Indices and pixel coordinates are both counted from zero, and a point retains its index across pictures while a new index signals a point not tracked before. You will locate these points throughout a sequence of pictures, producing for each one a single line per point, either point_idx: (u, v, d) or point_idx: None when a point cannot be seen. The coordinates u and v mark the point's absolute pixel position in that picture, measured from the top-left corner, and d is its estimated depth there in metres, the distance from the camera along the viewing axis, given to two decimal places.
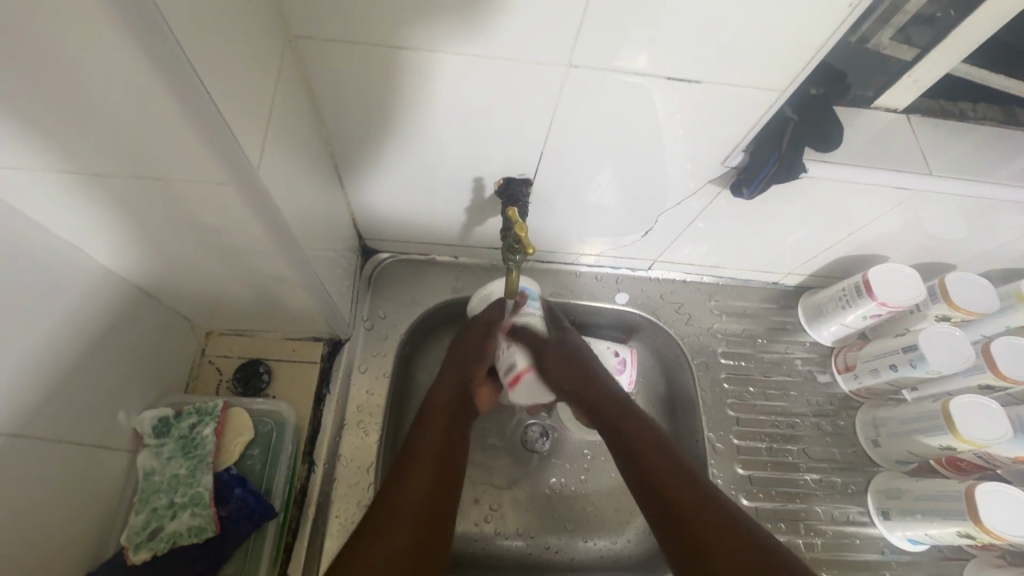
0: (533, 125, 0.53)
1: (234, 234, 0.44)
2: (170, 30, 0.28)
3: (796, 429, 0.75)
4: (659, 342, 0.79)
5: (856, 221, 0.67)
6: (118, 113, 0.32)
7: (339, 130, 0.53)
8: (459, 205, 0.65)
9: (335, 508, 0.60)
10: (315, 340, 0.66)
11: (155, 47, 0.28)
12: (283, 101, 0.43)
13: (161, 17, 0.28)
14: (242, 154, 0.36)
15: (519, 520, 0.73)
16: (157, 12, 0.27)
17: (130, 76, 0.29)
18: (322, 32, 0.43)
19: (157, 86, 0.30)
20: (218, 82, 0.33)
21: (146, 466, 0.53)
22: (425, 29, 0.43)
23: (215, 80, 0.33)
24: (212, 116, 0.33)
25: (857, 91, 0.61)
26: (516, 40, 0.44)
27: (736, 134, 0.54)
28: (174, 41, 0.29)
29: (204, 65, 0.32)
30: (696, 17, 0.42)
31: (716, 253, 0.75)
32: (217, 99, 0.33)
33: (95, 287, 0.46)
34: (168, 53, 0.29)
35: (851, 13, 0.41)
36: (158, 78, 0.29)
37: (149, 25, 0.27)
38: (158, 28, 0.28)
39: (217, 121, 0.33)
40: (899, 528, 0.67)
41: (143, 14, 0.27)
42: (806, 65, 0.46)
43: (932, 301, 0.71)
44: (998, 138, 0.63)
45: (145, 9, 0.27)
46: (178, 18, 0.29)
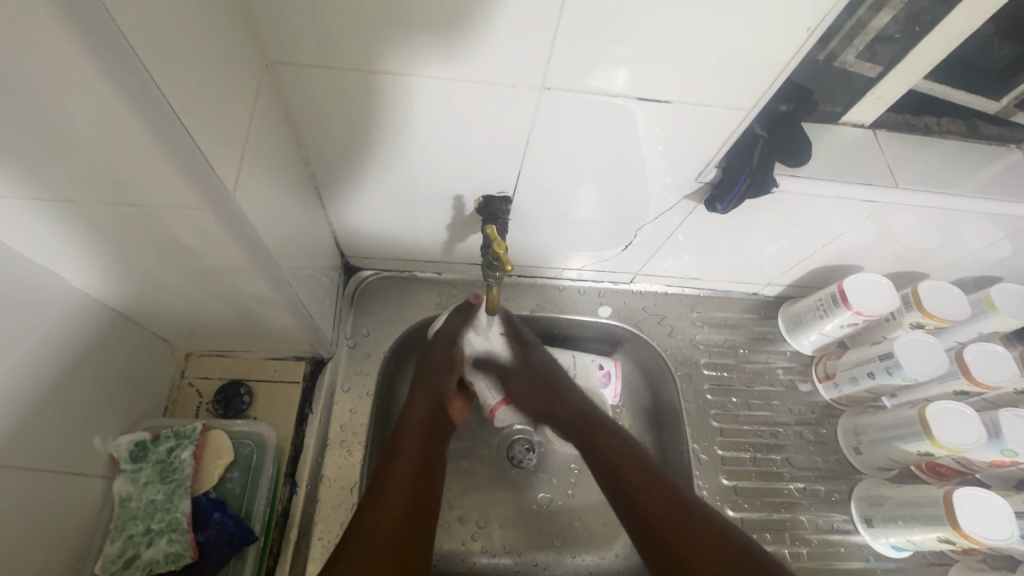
0: (511, 143, 0.54)
1: (211, 256, 0.44)
2: (139, 59, 0.29)
3: (779, 438, 0.75)
4: (643, 354, 0.80)
5: (830, 233, 0.68)
6: (89, 140, 0.32)
7: (320, 150, 0.54)
8: (440, 222, 0.65)
9: (318, 530, 0.59)
10: (298, 359, 0.65)
11: (125, 75, 0.29)
12: (260, 124, 0.44)
13: (133, 54, 0.28)
14: (215, 177, 0.37)
15: (506, 537, 0.73)
16: (126, 42, 0.28)
17: (100, 104, 0.29)
18: (297, 57, 0.44)
19: (127, 112, 0.30)
20: (191, 106, 0.33)
21: (122, 492, 0.52)
22: (400, 53, 0.44)
23: (187, 105, 0.33)
24: (185, 141, 0.33)
25: (825, 107, 0.63)
26: (491, 63, 0.45)
27: (709, 150, 0.55)
28: (143, 69, 0.29)
29: (176, 91, 0.32)
30: (664, 40, 0.43)
31: (696, 266, 0.77)
32: (188, 124, 0.33)
33: (70, 311, 0.46)
34: (138, 80, 0.29)
35: (809, 36, 0.43)
36: (127, 105, 0.30)
37: (123, 62, 0.28)
38: (127, 57, 0.28)
39: (189, 145, 0.34)
40: (883, 535, 0.68)
41: (111, 45, 0.27)
42: (771, 85, 0.47)
43: (906, 309, 0.72)
44: (962, 151, 0.66)
45: (114, 39, 0.27)
46: (148, 46, 0.30)
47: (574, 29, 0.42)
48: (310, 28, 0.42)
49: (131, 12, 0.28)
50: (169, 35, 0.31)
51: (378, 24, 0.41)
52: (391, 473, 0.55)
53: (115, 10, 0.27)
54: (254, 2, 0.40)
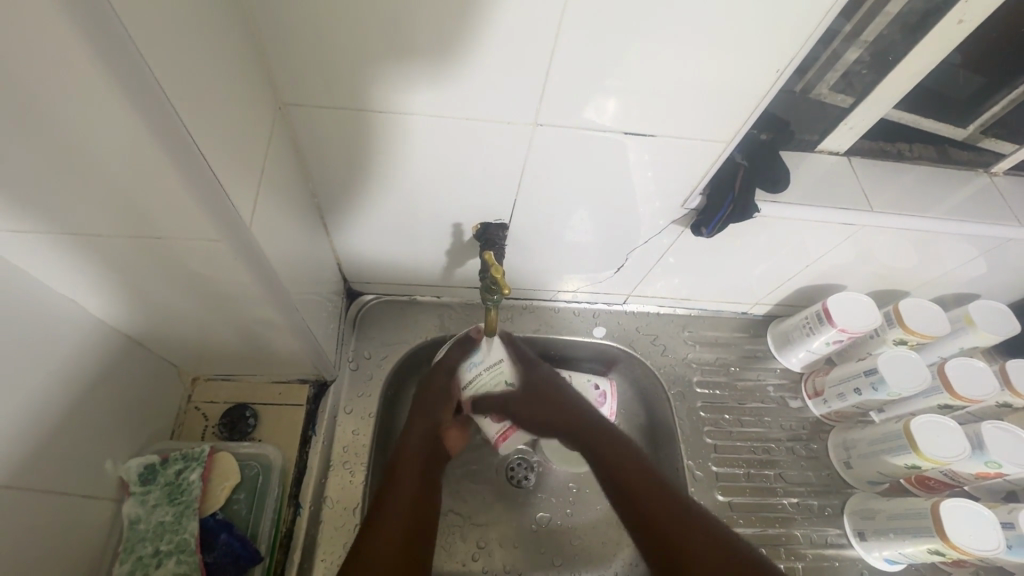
0: (507, 174, 0.57)
1: (223, 283, 0.46)
2: (170, 104, 0.32)
3: (772, 454, 0.77)
4: (638, 373, 0.82)
5: (813, 253, 0.71)
6: (118, 174, 0.34)
7: (325, 183, 0.57)
8: (440, 247, 0.68)
9: (321, 551, 0.60)
10: (301, 382, 0.67)
11: (154, 116, 0.31)
12: (273, 159, 0.47)
13: (170, 107, 0.32)
14: (233, 210, 0.39)
15: (506, 557, 0.73)
16: (159, 89, 0.31)
17: (132, 141, 0.32)
18: (309, 100, 0.48)
19: (154, 148, 0.33)
20: (213, 144, 0.36)
21: (131, 514, 0.53)
22: (403, 93, 0.47)
23: (210, 144, 0.36)
24: (206, 176, 0.36)
25: (802, 136, 0.66)
26: (487, 100, 0.48)
27: (693, 178, 0.58)
28: (173, 113, 0.32)
29: (200, 131, 0.35)
30: (649, 76, 0.46)
31: (686, 287, 0.79)
32: (210, 160, 0.36)
33: (86, 337, 0.48)
34: (167, 122, 0.32)
35: (779, 76, 0.47)
36: (155, 141, 0.33)
37: (161, 113, 0.32)
38: (159, 103, 0.31)
39: (211, 180, 0.36)
40: (876, 548, 0.69)
41: (145, 91, 0.30)
42: (746, 119, 0.51)
43: (889, 326, 0.75)
44: (932, 175, 0.69)
45: (149, 87, 0.30)
46: (177, 91, 0.33)
47: (565, 66, 0.45)
48: (321, 73, 0.45)
49: (166, 67, 0.31)
50: (195, 82, 0.34)
51: (383, 65, 0.45)
52: (389, 506, 0.56)
53: (150, 61, 0.30)
54: (270, 49, 0.43)
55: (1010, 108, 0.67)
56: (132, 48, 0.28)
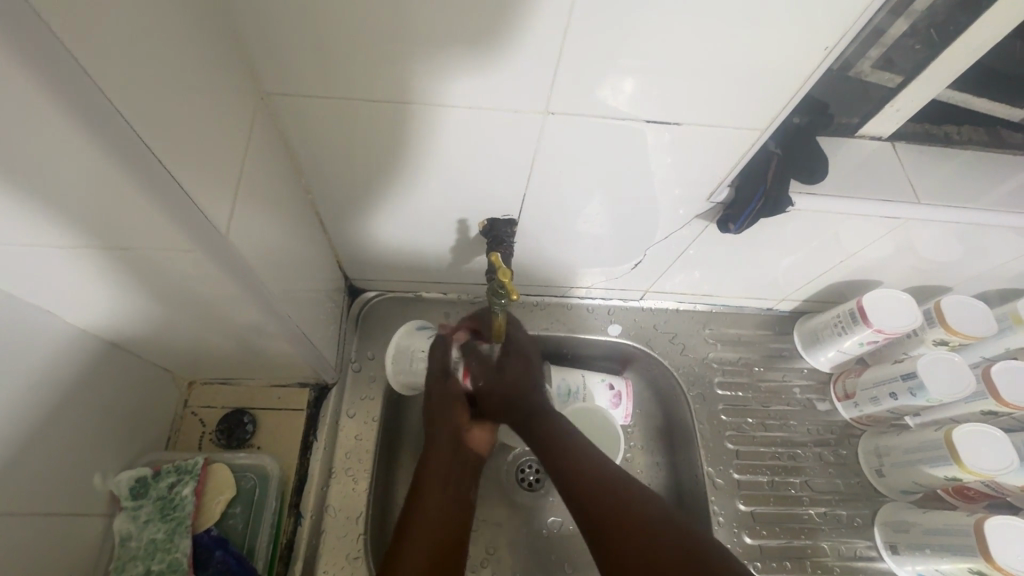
0: (514, 165, 0.52)
1: (207, 292, 0.43)
2: (113, 107, 0.27)
3: (798, 460, 0.73)
4: (654, 373, 0.78)
5: (848, 247, 0.66)
6: (67, 190, 0.30)
7: (318, 177, 0.53)
8: (444, 243, 0.64)
9: (322, 563, 0.58)
10: (301, 386, 0.64)
11: (98, 121, 0.27)
12: (256, 156, 0.42)
13: (116, 113, 0.27)
14: (202, 216, 0.35)
15: (516, 564, 0.71)
16: (99, 92, 0.26)
17: (75, 151, 0.28)
18: (292, 88, 0.43)
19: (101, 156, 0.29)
20: (174, 146, 0.32)
21: (122, 531, 0.50)
22: (396, 79, 0.42)
23: (169, 145, 0.31)
24: (167, 182, 0.31)
25: (841, 119, 0.60)
26: (494, 88, 0.43)
27: (719, 170, 0.53)
28: (118, 114, 0.27)
29: (156, 133, 0.30)
30: (676, 58, 0.41)
31: (708, 282, 0.74)
32: (170, 165, 0.31)
33: (67, 352, 0.45)
34: (113, 128, 0.28)
35: (827, 54, 0.41)
36: (100, 150, 0.28)
37: (107, 122, 0.27)
38: (99, 108, 0.27)
39: (173, 186, 0.32)
40: (909, 562, 0.65)
41: (82, 91, 0.25)
42: (782, 105, 0.46)
43: (928, 325, 0.70)
44: (983, 162, 0.63)
45: (88, 91, 0.26)
46: (124, 89, 0.28)
47: (579, 44, 0.40)
48: (303, 59, 0.41)
49: (111, 65, 0.27)
50: (150, 76, 0.30)
51: (373, 49, 0.40)
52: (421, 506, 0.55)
53: (89, 62, 0.25)
54: (245, 33, 0.39)
55: None
56: (64, 51, 0.24)
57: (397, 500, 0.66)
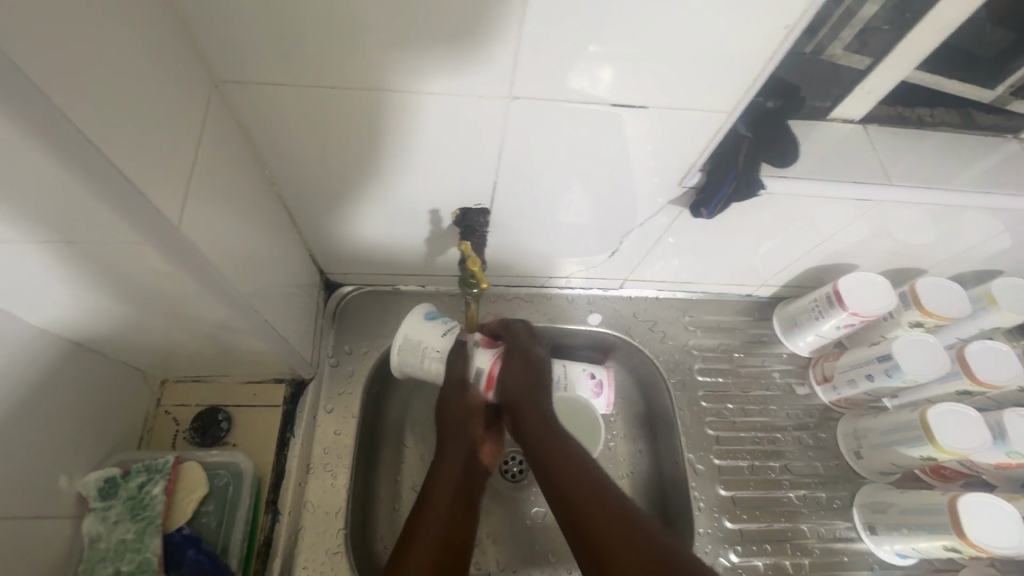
0: (485, 153, 0.51)
1: (169, 288, 0.42)
2: (39, 88, 0.26)
3: (778, 444, 0.73)
4: (635, 361, 0.78)
5: (823, 231, 0.66)
6: None
7: (282, 167, 0.52)
8: (419, 235, 0.63)
9: (302, 560, 0.57)
10: (277, 382, 0.64)
11: (21, 101, 0.25)
12: (210, 145, 0.41)
13: (44, 96, 0.26)
14: (147, 203, 0.33)
15: (501, 555, 0.71)
16: (22, 72, 0.25)
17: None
18: (247, 76, 0.42)
19: (28, 141, 0.27)
20: (111, 130, 0.30)
21: (91, 532, 0.49)
22: (351, 64, 0.41)
23: (106, 129, 0.30)
24: (104, 168, 0.30)
25: (812, 103, 0.60)
26: (457, 73, 0.42)
27: (689, 155, 0.53)
28: (46, 97, 0.26)
29: (91, 116, 0.29)
30: (643, 41, 0.41)
31: (687, 269, 0.74)
32: (106, 148, 0.30)
33: (29, 352, 0.44)
34: (42, 111, 0.26)
35: (788, 34, 0.41)
36: (29, 135, 0.27)
37: (33, 104, 0.26)
38: (25, 90, 0.25)
39: (112, 172, 0.30)
40: (887, 542, 0.65)
41: (1, 68, 0.24)
42: (748, 86, 0.45)
43: (904, 307, 0.70)
44: (956, 144, 0.63)
45: (9, 70, 0.24)
46: (53, 70, 0.26)
47: (546, 30, 0.39)
48: (256, 44, 0.40)
49: (39, 45, 0.26)
50: (82, 55, 0.28)
51: (329, 33, 0.39)
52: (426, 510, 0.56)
53: (7, 33, 0.24)
54: (194, 18, 0.37)
55: None
56: None
57: (381, 486, 0.67)
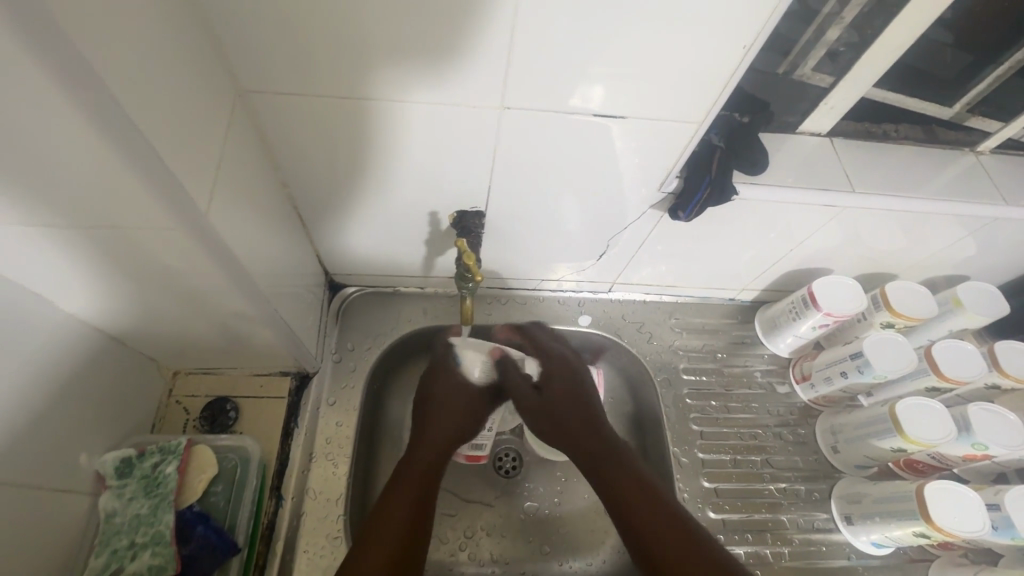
0: (483, 160, 0.56)
1: (194, 277, 0.46)
2: (106, 87, 0.30)
3: (760, 440, 0.76)
4: (624, 361, 0.82)
5: (797, 237, 0.71)
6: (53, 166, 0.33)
7: (295, 172, 0.56)
8: (418, 238, 0.68)
9: (303, 543, 0.60)
10: (283, 375, 0.67)
11: (90, 98, 0.30)
12: (234, 148, 0.46)
13: (110, 95, 0.30)
14: (184, 192, 0.37)
15: (494, 546, 0.73)
16: (94, 71, 0.29)
17: (68, 126, 0.30)
18: (269, 86, 0.47)
19: (92, 133, 0.31)
20: (159, 126, 0.35)
21: (108, 507, 0.52)
22: (360, 75, 0.46)
23: (155, 125, 0.34)
24: (153, 160, 0.34)
25: (782, 117, 0.65)
26: (455, 86, 0.47)
27: (667, 161, 0.57)
28: (110, 95, 0.31)
29: (143, 113, 0.33)
30: (623, 59, 0.46)
31: (673, 273, 0.79)
32: (156, 142, 0.34)
33: (61, 335, 0.48)
34: (106, 105, 0.31)
35: (746, 53, 0.46)
36: (93, 126, 0.31)
37: (100, 100, 0.30)
38: (96, 87, 0.30)
39: (159, 164, 0.35)
40: (863, 532, 0.68)
41: (77, 69, 0.29)
42: (717, 98, 0.50)
43: (876, 309, 0.74)
44: (918, 155, 0.68)
45: (83, 69, 0.29)
46: (116, 72, 0.31)
47: (535, 47, 0.44)
48: (278, 58, 0.45)
49: (106, 52, 0.30)
50: (137, 61, 0.33)
51: (343, 47, 0.44)
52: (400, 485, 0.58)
53: (81, 36, 0.28)
54: (224, 34, 0.42)
55: (998, 85, 0.66)
56: (63, 32, 0.27)
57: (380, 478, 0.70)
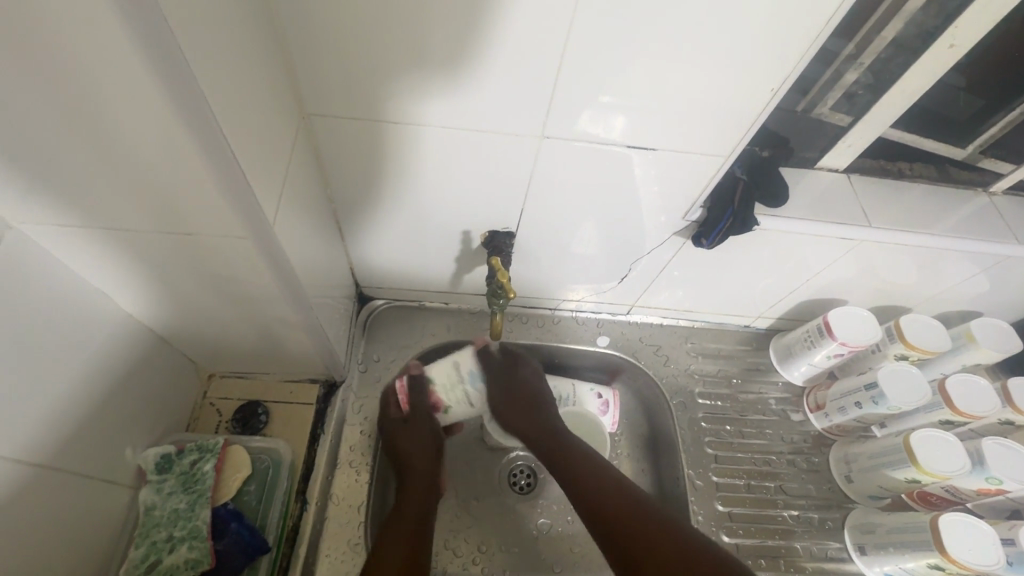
0: (514, 183, 0.59)
1: (247, 283, 0.49)
2: (209, 112, 0.34)
3: (774, 466, 0.77)
4: (640, 383, 0.83)
5: (813, 268, 0.73)
6: (151, 172, 0.37)
7: (341, 188, 0.60)
8: (448, 254, 0.71)
9: (327, 547, 0.62)
10: (312, 382, 0.70)
11: (196, 123, 0.34)
12: (294, 165, 0.49)
13: (210, 119, 0.34)
14: (256, 206, 0.41)
15: (506, 561, 0.74)
16: (202, 99, 0.33)
17: (172, 142, 0.34)
18: (329, 110, 0.51)
19: (191, 151, 0.35)
20: (244, 147, 0.38)
21: (148, 501, 0.55)
22: (414, 104, 0.50)
23: (241, 146, 0.38)
24: (237, 177, 0.38)
25: (801, 154, 0.69)
26: (496, 113, 0.51)
27: (692, 192, 0.60)
28: (212, 120, 0.34)
29: (233, 135, 0.37)
30: (653, 94, 0.49)
31: (690, 298, 0.81)
32: (241, 163, 0.38)
33: (119, 331, 0.51)
34: (207, 129, 0.34)
35: (773, 94, 0.49)
36: (193, 146, 0.35)
37: (203, 124, 0.34)
38: (201, 112, 0.33)
39: (241, 182, 0.38)
40: (877, 563, 0.69)
41: (187, 97, 0.32)
42: (744, 133, 0.53)
43: (890, 341, 0.76)
44: (932, 194, 0.71)
45: (193, 96, 0.32)
46: (216, 99, 0.35)
47: (572, 82, 0.48)
48: (341, 85, 0.48)
49: (209, 82, 0.34)
50: (232, 89, 0.37)
51: (401, 77, 0.48)
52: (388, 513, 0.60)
53: (194, 68, 0.32)
54: (296, 62, 0.46)
55: (1009, 129, 0.68)
56: (183, 65, 0.31)
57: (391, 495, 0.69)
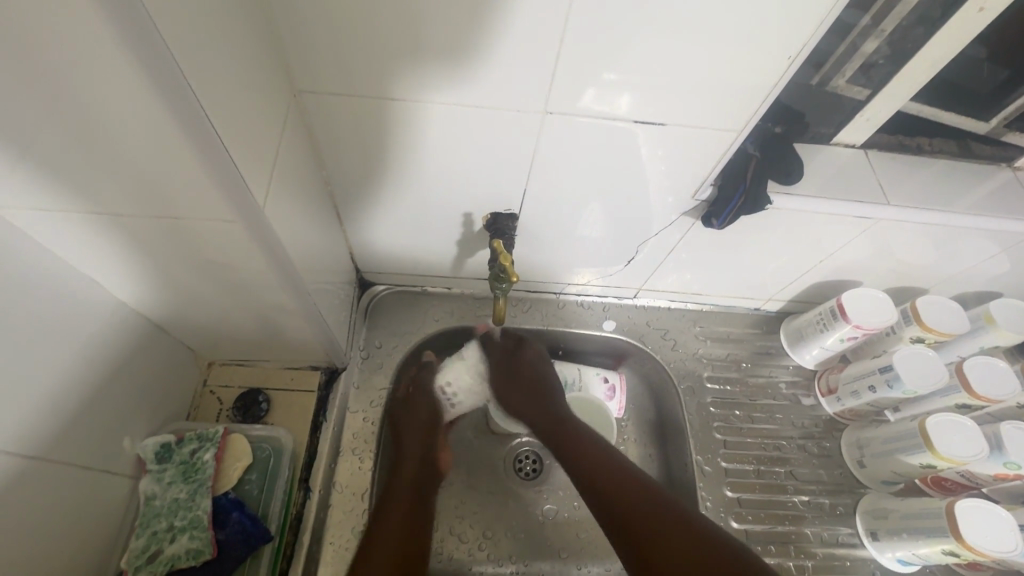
0: (515, 163, 0.57)
1: (242, 269, 0.47)
2: (192, 93, 0.32)
3: (784, 451, 0.76)
4: (646, 368, 0.82)
5: (827, 248, 0.70)
6: (134, 156, 0.35)
7: (338, 170, 0.58)
8: (449, 237, 0.69)
9: (330, 534, 0.61)
10: (313, 369, 0.69)
11: (178, 104, 0.32)
12: (287, 146, 0.47)
13: (193, 99, 0.32)
14: (247, 190, 0.39)
15: (512, 546, 0.74)
16: (183, 78, 0.31)
17: (153, 123, 0.32)
18: (322, 87, 0.48)
19: (174, 133, 0.33)
20: (231, 129, 0.37)
21: (148, 491, 0.55)
22: (410, 80, 0.48)
23: (228, 128, 0.36)
24: (224, 161, 0.36)
25: (816, 129, 0.66)
26: (496, 89, 0.48)
27: (702, 170, 0.58)
28: (195, 101, 0.32)
29: (219, 116, 0.35)
30: (662, 66, 0.46)
31: (699, 281, 0.79)
32: (229, 146, 0.36)
33: (112, 320, 0.50)
34: (189, 111, 0.32)
35: (791, 64, 0.46)
36: (175, 127, 0.33)
37: (185, 105, 0.32)
38: (182, 93, 0.31)
39: (230, 166, 0.37)
40: (889, 549, 0.68)
41: (166, 76, 0.30)
42: (757, 108, 0.50)
43: (906, 323, 0.74)
44: (953, 170, 0.68)
45: (172, 75, 0.30)
46: (199, 77, 0.33)
47: (575, 55, 0.45)
48: (334, 61, 0.46)
49: (190, 59, 0.32)
50: (215, 66, 0.35)
51: (395, 51, 0.45)
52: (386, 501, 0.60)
53: (172, 44, 0.30)
54: (285, 36, 0.44)
55: None
56: (160, 42, 0.29)
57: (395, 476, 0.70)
